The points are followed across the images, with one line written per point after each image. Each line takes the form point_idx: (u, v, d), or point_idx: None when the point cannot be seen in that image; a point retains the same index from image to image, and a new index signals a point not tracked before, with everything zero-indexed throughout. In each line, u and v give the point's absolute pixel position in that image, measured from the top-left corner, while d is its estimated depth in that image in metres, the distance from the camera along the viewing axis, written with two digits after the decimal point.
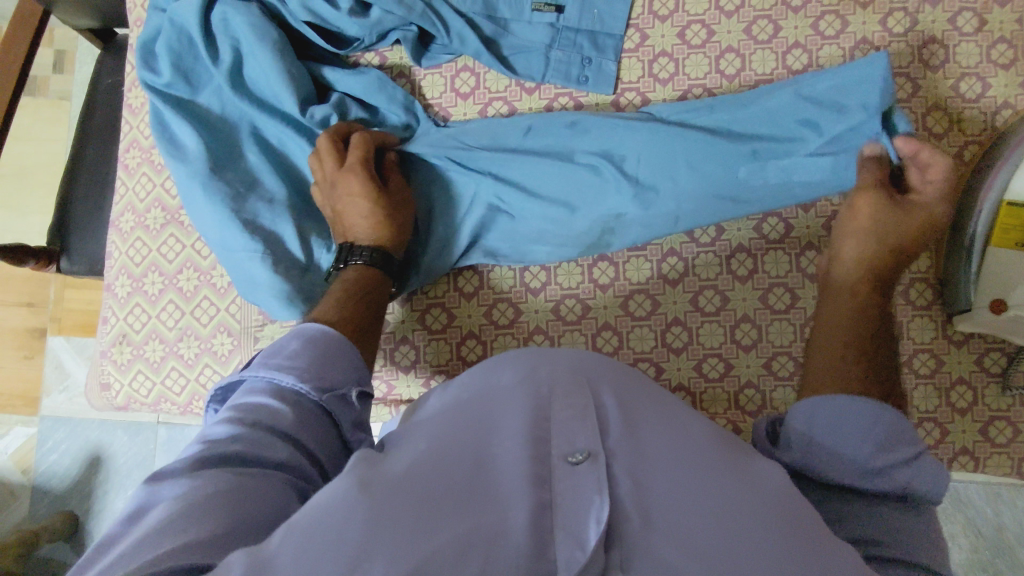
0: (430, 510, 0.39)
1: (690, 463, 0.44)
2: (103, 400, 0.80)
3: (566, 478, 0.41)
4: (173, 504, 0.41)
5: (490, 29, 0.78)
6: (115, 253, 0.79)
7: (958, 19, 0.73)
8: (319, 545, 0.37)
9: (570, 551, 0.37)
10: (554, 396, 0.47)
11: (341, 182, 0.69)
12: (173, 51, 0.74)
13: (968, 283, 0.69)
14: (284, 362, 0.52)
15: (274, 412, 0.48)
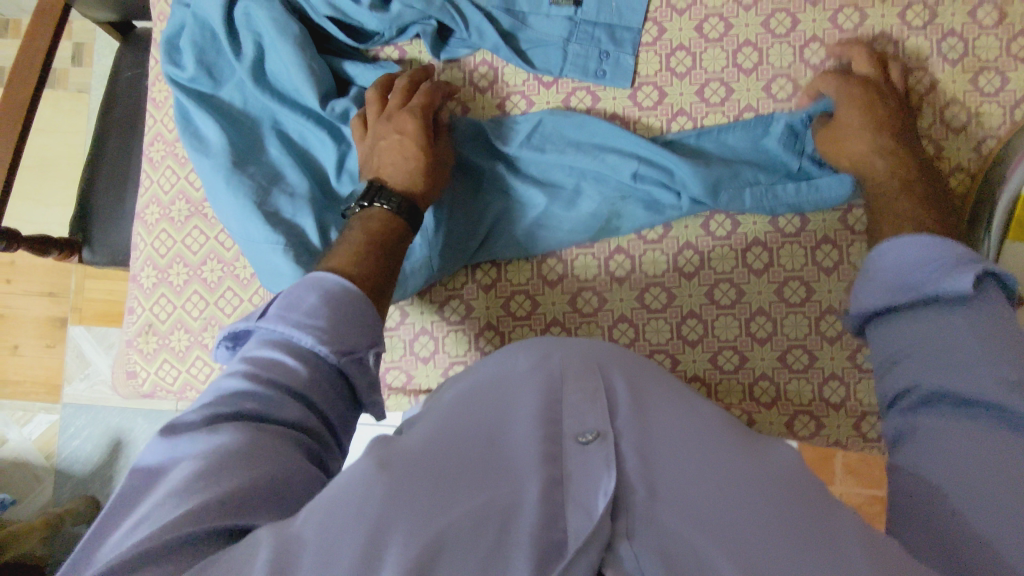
0: (449, 484, 0.42)
1: (695, 438, 0.46)
2: (129, 388, 0.82)
3: (576, 458, 0.44)
4: (195, 462, 0.43)
5: (508, 23, 0.78)
6: (141, 245, 0.81)
7: (978, 12, 0.73)
8: (343, 518, 0.39)
9: (580, 520, 0.40)
10: (566, 382, 0.50)
11: (395, 116, 0.71)
12: (197, 47, 0.76)
13: None
14: (302, 318, 0.53)
15: (289, 371, 0.51)
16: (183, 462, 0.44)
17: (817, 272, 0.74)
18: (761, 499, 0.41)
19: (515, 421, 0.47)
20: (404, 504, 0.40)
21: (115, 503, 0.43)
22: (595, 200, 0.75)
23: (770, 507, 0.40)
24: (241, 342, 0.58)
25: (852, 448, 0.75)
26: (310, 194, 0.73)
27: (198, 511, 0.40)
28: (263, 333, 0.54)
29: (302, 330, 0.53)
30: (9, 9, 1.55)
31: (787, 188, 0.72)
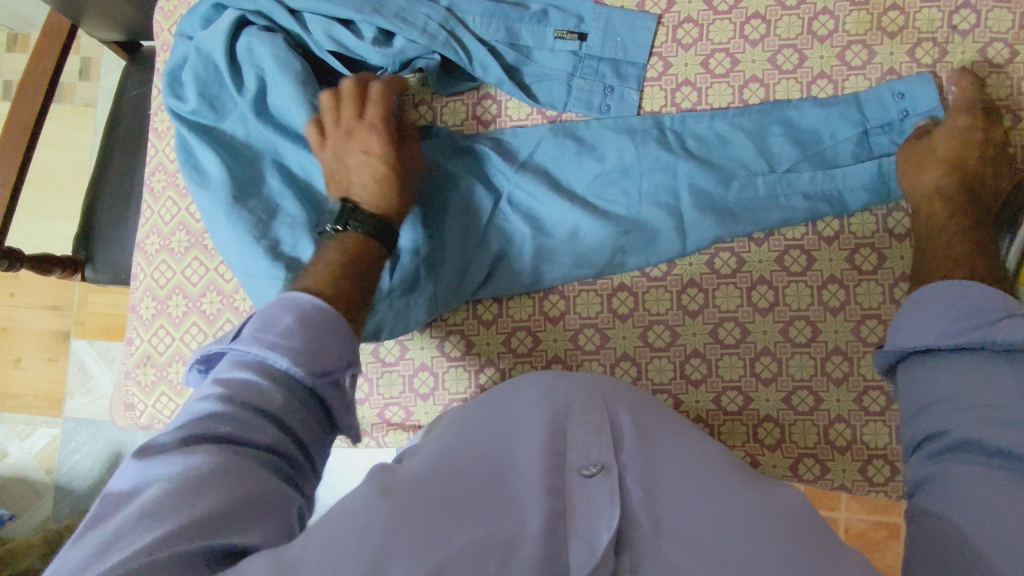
0: (451, 512, 0.43)
1: (696, 478, 0.47)
2: (127, 419, 0.82)
3: (580, 490, 0.45)
4: (168, 483, 0.42)
5: (512, 57, 0.77)
6: (141, 275, 0.81)
7: (989, 50, 0.72)
8: (343, 544, 0.39)
9: (583, 552, 0.40)
10: (571, 416, 0.51)
11: (358, 130, 0.69)
12: (199, 80, 0.75)
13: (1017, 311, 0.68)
14: (277, 339, 0.51)
15: (264, 394, 0.49)
16: (152, 486, 0.42)
17: (823, 312, 0.73)
18: (764, 539, 0.42)
19: (521, 453, 0.48)
20: (406, 531, 0.40)
21: (83, 528, 0.40)
22: (600, 234, 0.73)
23: (771, 547, 0.41)
24: (212, 365, 0.56)
25: (858, 491, 0.73)
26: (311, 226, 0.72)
27: (176, 536, 0.38)
28: (235, 355, 0.52)
29: (277, 350, 0.51)
30: (17, 24, 1.56)
31: (802, 176, 0.71)
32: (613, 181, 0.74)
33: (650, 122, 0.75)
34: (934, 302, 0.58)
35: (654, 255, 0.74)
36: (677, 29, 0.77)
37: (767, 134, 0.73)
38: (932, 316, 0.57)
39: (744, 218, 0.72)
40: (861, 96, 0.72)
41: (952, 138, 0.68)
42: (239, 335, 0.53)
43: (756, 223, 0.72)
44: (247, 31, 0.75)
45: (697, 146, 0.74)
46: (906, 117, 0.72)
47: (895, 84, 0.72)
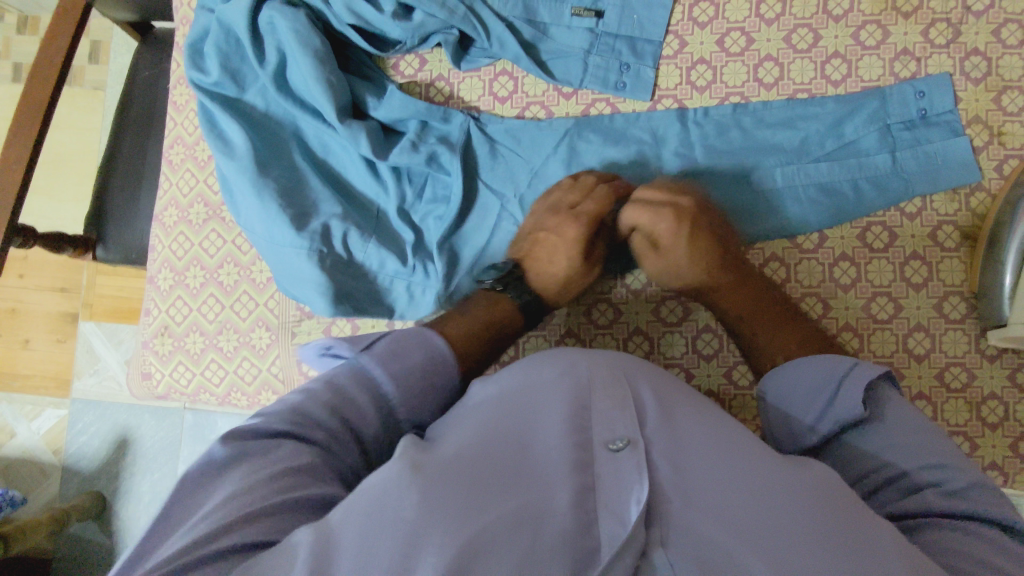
0: (485, 484, 0.43)
1: (721, 446, 0.47)
2: (143, 390, 0.82)
3: (606, 465, 0.46)
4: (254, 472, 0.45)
5: (529, 33, 0.78)
6: (158, 247, 0.81)
7: (1003, 31, 0.74)
8: (381, 519, 0.41)
9: (614, 529, 0.42)
10: (594, 388, 0.51)
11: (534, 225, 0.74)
12: (220, 51, 0.75)
13: (1006, 300, 0.69)
14: (397, 373, 0.55)
15: (354, 402, 0.53)
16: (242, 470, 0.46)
17: (834, 289, 0.75)
18: (794, 515, 0.42)
19: (544, 426, 0.48)
20: (445, 504, 0.41)
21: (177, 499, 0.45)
22: None
23: (798, 524, 0.42)
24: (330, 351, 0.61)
25: None
26: (342, 213, 0.74)
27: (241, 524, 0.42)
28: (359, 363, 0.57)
29: (388, 384, 0.55)
30: (27, 5, 1.56)
31: (820, 166, 0.74)
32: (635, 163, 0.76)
33: (673, 115, 0.76)
34: (800, 380, 0.58)
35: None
36: (693, 8, 0.78)
37: (797, 127, 0.75)
38: (812, 386, 0.57)
39: (773, 206, 0.75)
40: (885, 91, 0.75)
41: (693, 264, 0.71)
42: (372, 347, 0.57)
43: (781, 208, 0.74)
44: (268, 5, 0.74)
45: (718, 133, 0.76)
46: (926, 116, 0.75)
47: (916, 83, 0.74)
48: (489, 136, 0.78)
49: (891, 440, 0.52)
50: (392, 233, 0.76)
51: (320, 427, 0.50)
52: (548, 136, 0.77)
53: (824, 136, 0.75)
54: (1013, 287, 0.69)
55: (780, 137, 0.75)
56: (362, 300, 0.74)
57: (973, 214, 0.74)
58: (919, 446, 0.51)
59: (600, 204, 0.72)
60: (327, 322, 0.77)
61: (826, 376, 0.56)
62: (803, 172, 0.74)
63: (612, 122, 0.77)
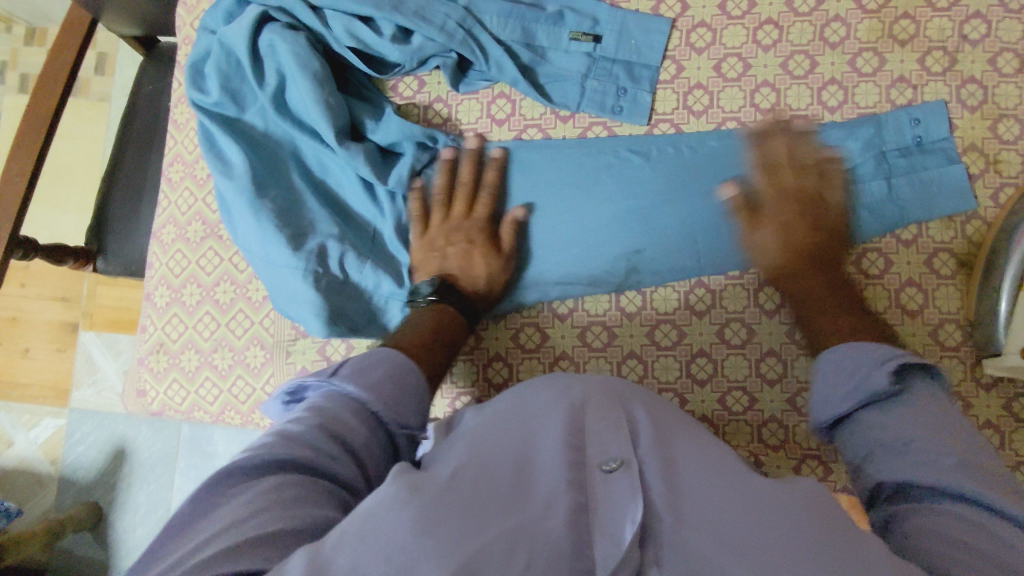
0: (483, 502, 0.44)
1: (712, 469, 0.48)
2: (138, 406, 0.83)
3: (601, 486, 0.46)
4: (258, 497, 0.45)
5: (527, 56, 0.78)
6: (156, 264, 0.82)
7: (999, 60, 0.75)
8: (377, 531, 0.40)
9: (610, 547, 0.42)
10: (587, 411, 0.52)
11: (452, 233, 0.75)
12: (220, 72, 0.76)
13: (1001, 329, 0.70)
14: (369, 383, 0.56)
15: (342, 418, 0.53)
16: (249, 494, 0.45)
17: None
18: (784, 523, 0.43)
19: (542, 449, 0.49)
20: (444, 519, 0.41)
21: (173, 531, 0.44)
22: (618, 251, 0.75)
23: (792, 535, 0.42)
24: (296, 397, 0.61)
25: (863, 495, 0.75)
26: (339, 234, 0.74)
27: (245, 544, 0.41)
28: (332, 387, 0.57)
29: (367, 397, 0.55)
30: (36, 18, 1.58)
31: None
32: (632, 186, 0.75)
33: (669, 139, 0.76)
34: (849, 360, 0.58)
35: (666, 275, 0.75)
36: (690, 33, 0.78)
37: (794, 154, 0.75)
38: (848, 371, 0.57)
39: None
40: (881, 117, 0.75)
41: (778, 244, 0.71)
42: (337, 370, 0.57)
43: None
44: (269, 27, 0.75)
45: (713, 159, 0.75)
46: (922, 143, 0.75)
47: (912, 110, 0.74)
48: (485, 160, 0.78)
49: (909, 423, 0.51)
50: (388, 255, 0.76)
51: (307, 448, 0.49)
52: (544, 161, 0.77)
53: None
54: (1008, 315, 0.69)
55: None
56: (358, 321, 0.75)
57: (968, 242, 0.74)
58: (935, 439, 0.50)
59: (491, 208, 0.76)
60: (322, 341, 0.77)
61: (872, 359, 0.56)
62: None
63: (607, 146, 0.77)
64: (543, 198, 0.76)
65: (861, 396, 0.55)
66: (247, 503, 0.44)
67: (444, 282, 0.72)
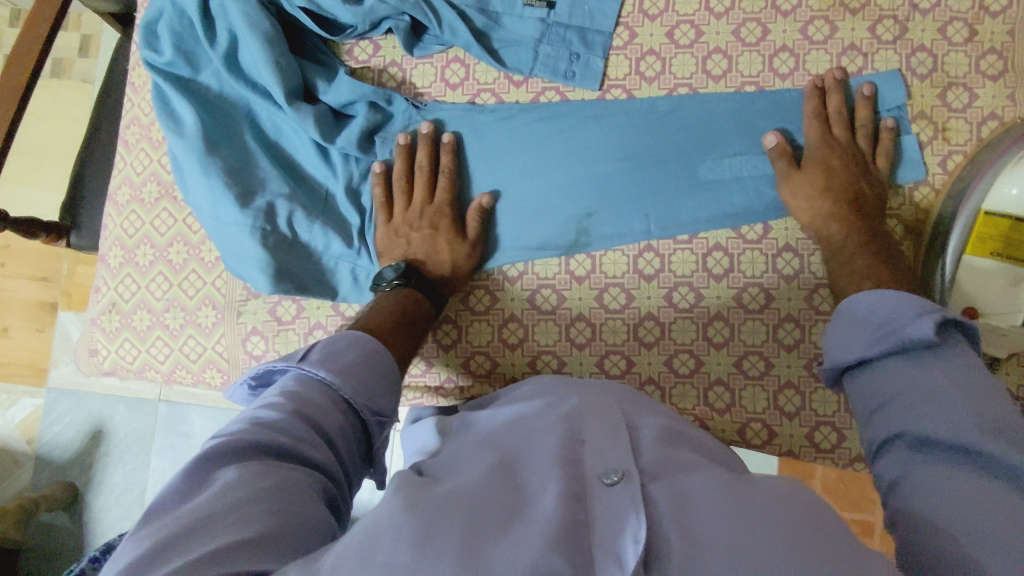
0: (481, 522, 0.42)
1: (719, 479, 0.46)
2: (92, 366, 0.83)
3: (601, 499, 0.44)
4: (237, 486, 0.42)
5: (480, 22, 0.79)
6: (110, 225, 0.82)
7: (949, 28, 0.74)
8: (379, 550, 0.39)
9: (610, 563, 0.39)
10: (585, 425, 0.51)
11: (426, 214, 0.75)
12: (174, 32, 0.76)
13: (942, 291, 0.71)
14: (343, 367, 0.54)
15: (315, 403, 0.50)
16: (222, 484, 0.42)
17: (778, 279, 0.74)
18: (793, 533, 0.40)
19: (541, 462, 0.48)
20: (441, 535, 0.40)
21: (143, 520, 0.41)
22: (565, 216, 0.76)
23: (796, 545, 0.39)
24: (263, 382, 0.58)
25: (806, 458, 0.76)
26: (289, 194, 0.75)
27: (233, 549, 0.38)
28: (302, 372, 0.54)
29: (339, 382, 0.53)
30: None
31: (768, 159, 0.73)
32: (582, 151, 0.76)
33: (620, 106, 0.77)
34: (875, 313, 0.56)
35: (615, 239, 0.76)
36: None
37: (743, 120, 0.75)
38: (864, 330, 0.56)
39: (719, 197, 0.74)
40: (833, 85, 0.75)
41: (805, 200, 0.71)
42: (306, 355, 0.55)
43: (727, 199, 0.74)
44: None
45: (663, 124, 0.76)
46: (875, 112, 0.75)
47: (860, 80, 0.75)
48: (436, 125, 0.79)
49: (941, 377, 0.49)
50: (339, 218, 0.77)
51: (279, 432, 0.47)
52: (494, 127, 0.78)
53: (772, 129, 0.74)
54: (950, 279, 0.71)
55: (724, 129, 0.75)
56: (307, 280, 0.75)
57: (915, 209, 0.74)
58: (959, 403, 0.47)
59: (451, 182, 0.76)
60: (273, 302, 0.78)
61: (897, 309, 0.55)
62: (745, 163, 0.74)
63: (559, 111, 0.78)
64: (495, 167, 0.78)
65: (887, 344, 0.54)
66: (235, 487, 0.42)
67: (409, 266, 0.73)
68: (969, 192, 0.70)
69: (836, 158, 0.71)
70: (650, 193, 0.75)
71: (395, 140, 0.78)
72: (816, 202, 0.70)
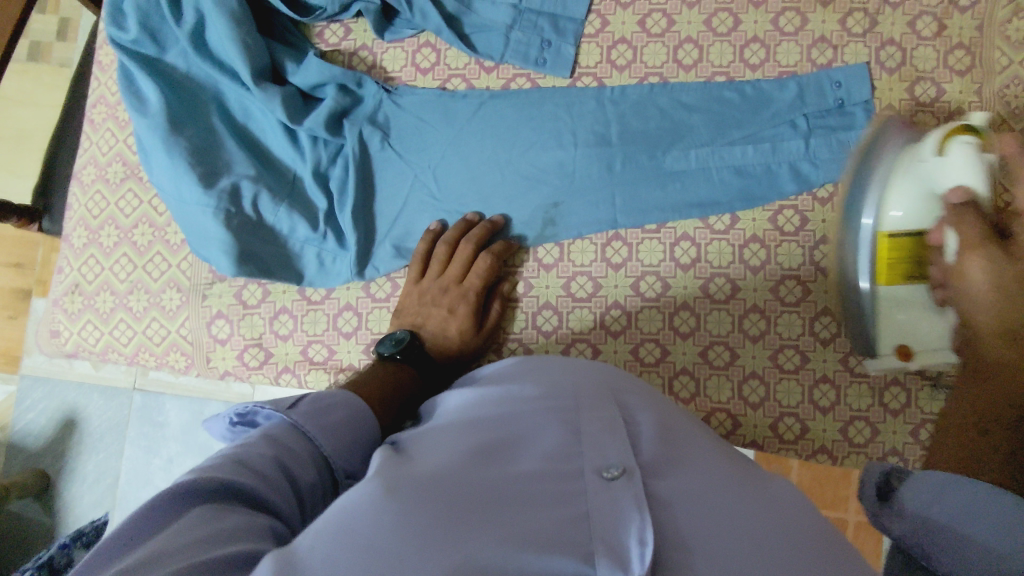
0: (468, 515, 0.36)
1: (724, 488, 0.42)
2: (53, 347, 0.82)
3: (600, 495, 0.39)
4: (192, 527, 0.37)
5: (452, 6, 0.79)
6: (75, 205, 0.81)
7: (918, 23, 0.75)
8: (354, 546, 0.34)
9: (609, 563, 0.35)
10: (583, 413, 0.46)
11: (420, 291, 0.74)
12: (140, 10, 0.75)
13: (871, 331, 0.67)
14: (328, 425, 0.51)
15: (292, 450, 0.47)
16: (180, 522, 0.38)
17: (743, 270, 0.74)
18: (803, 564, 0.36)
19: (532, 452, 0.43)
20: (427, 529, 0.35)
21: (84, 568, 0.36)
22: (532, 203, 0.76)
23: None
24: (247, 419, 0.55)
25: (770, 451, 0.74)
26: (255, 175, 0.74)
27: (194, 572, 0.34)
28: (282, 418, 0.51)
29: (318, 437, 0.49)
30: None
31: (733, 150, 0.73)
32: (552, 136, 0.75)
33: (590, 93, 0.77)
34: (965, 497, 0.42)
35: (582, 227, 0.76)
36: None
37: (710, 108, 0.74)
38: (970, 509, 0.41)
39: (686, 187, 0.74)
40: (803, 76, 0.75)
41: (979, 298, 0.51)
42: (293, 405, 0.52)
43: (694, 189, 0.74)
44: None
45: (632, 111, 0.75)
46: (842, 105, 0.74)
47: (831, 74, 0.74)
48: (405, 108, 0.78)
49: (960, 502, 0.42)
50: (305, 200, 0.76)
51: (246, 472, 0.42)
52: (463, 111, 0.77)
53: (739, 119, 0.74)
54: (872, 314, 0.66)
55: (691, 118, 0.74)
56: (271, 263, 0.75)
57: None
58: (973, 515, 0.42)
59: (485, 280, 0.74)
60: (239, 286, 0.77)
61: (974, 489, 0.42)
62: (712, 153, 0.73)
63: (528, 97, 0.77)
64: (463, 150, 0.76)
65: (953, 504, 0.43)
66: (190, 528, 0.37)
67: (410, 339, 0.69)
68: (861, 203, 0.64)
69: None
70: (617, 180, 0.75)
71: (363, 125, 0.77)
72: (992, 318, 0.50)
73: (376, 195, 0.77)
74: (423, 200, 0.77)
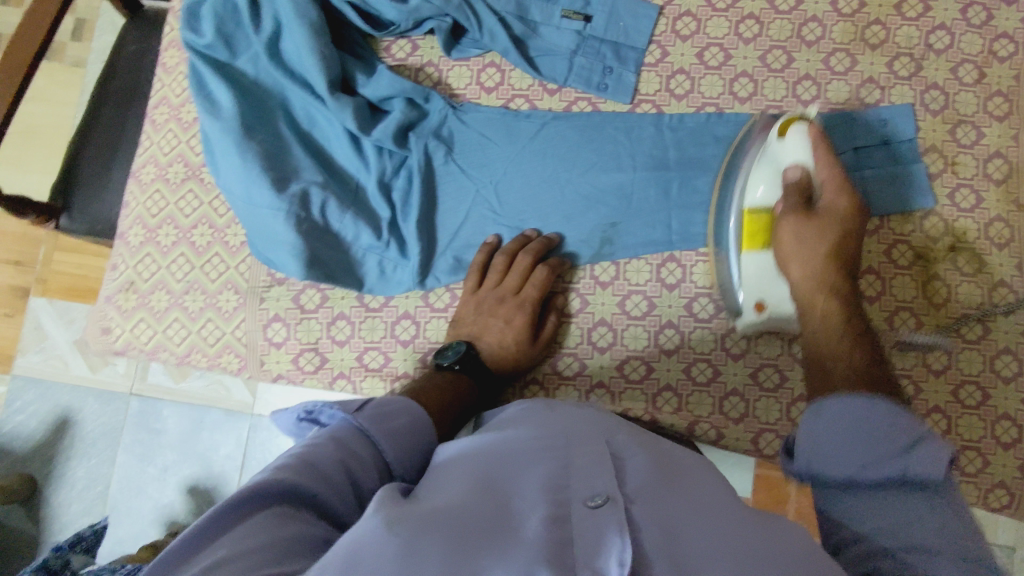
0: (456, 553, 0.36)
1: (710, 515, 0.41)
2: (100, 344, 0.81)
3: (583, 522, 0.39)
4: (264, 532, 0.39)
5: (519, 29, 0.81)
6: (132, 203, 0.81)
7: (960, 70, 0.79)
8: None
9: None
10: (572, 449, 0.45)
11: (477, 300, 0.75)
12: (217, 16, 0.77)
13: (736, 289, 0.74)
14: (390, 430, 0.52)
15: (356, 454, 0.48)
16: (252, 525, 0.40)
17: None
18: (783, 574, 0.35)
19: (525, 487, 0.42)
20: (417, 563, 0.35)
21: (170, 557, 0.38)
22: (592, 222, 0.78)
23: None
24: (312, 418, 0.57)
25: None
26: (322, 182, 0.75)
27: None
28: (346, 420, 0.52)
29: (383, 443, 0.51)
30: None
31: None
32: (613, 159, 0.78)
33: (649, 119, 0.80)
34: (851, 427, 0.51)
35: (639, 248, 0.78)
36: (676, 21, 0.82)
37: None
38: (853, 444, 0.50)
39: None
40: (854, 113, 0.78)
41: (801, 264, 0.65)
42: (359, 409, 0.53)
43: None
44: None
45: (690, 139, 0.78)
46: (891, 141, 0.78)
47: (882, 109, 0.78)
48: (468, 124, 0.80)
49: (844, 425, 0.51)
50: (368, 209, 0.77)
51: (311, 475, 0.44)
52: (527, 130, 0.80)
53: None
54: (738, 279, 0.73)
55: None
56: (334, 268, 0.76)
57: (926, 235, 0.77)
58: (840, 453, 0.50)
59: (542, 291, 0.75)
60: (297, 290, 0.78)
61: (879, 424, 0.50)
62: None
63: (591, 120, 0.80)
64: (525, 168, 0.79)
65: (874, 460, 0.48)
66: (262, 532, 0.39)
67: (467, 351, 0.71)
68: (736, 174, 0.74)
69: (833, 228, 0.65)
70: (674, 204, 0.77)
71: (428, 139, 0.79)
72: (816, 267, 0.65)
73: (437, 207, 0.79)
74: (484, 214, 0.79)
